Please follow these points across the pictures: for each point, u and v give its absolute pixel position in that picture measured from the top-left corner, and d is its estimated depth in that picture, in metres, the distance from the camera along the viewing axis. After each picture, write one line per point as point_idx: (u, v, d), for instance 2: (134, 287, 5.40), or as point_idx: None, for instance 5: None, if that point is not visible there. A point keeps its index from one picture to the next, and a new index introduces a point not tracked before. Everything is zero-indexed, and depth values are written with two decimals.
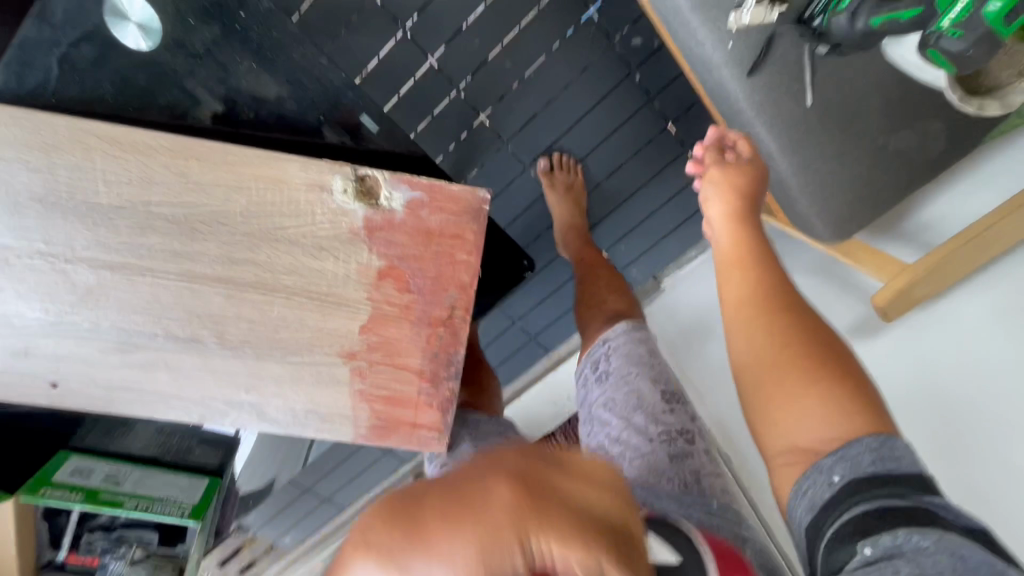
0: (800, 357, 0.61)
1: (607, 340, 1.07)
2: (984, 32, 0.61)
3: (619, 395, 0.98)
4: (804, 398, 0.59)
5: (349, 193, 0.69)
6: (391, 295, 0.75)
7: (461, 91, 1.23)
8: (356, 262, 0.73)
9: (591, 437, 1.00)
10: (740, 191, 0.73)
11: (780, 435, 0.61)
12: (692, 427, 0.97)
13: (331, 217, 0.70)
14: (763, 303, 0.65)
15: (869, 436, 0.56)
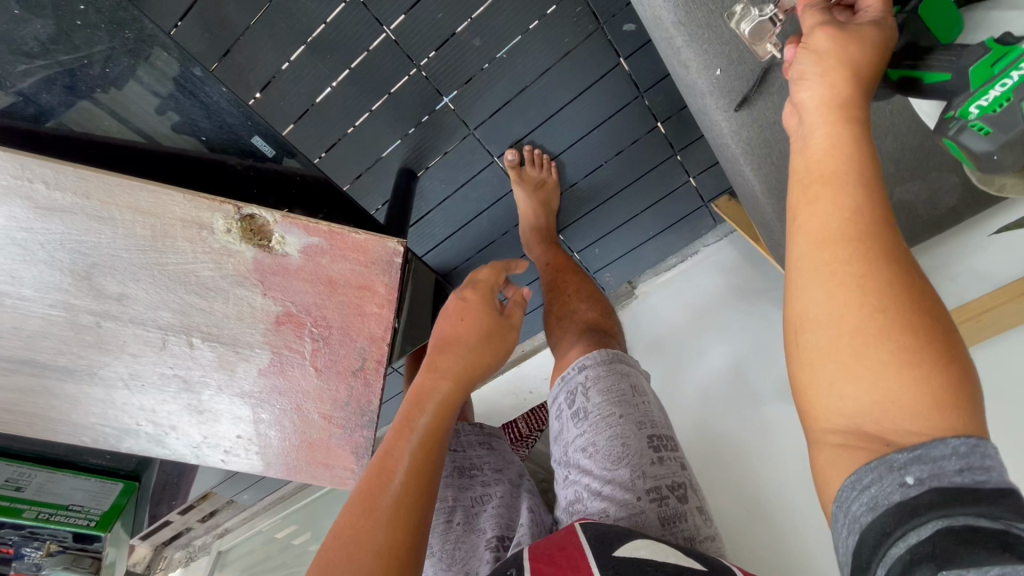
0: (892, 325, 0.35)
1: (582, 367, 0.81)
2: (1021, 131, 0.49)
3: (598, 437, 0.74)
4: (874, 361, 0.35)
5: (233, 234, 0.59)
6: (291, 340, 0.68)
7: (422, 69, 1.08)
8: (249, 305, 0.65)
9: (564, 488, 0.78)
10: (854, 64, 0.46)
11: (826, 411, 0.37)
12: (685, 482, 0.73)
13: (214, 258, 0.61)
14: (851, 229, 0.38)
15: (958, 437, 0.33)
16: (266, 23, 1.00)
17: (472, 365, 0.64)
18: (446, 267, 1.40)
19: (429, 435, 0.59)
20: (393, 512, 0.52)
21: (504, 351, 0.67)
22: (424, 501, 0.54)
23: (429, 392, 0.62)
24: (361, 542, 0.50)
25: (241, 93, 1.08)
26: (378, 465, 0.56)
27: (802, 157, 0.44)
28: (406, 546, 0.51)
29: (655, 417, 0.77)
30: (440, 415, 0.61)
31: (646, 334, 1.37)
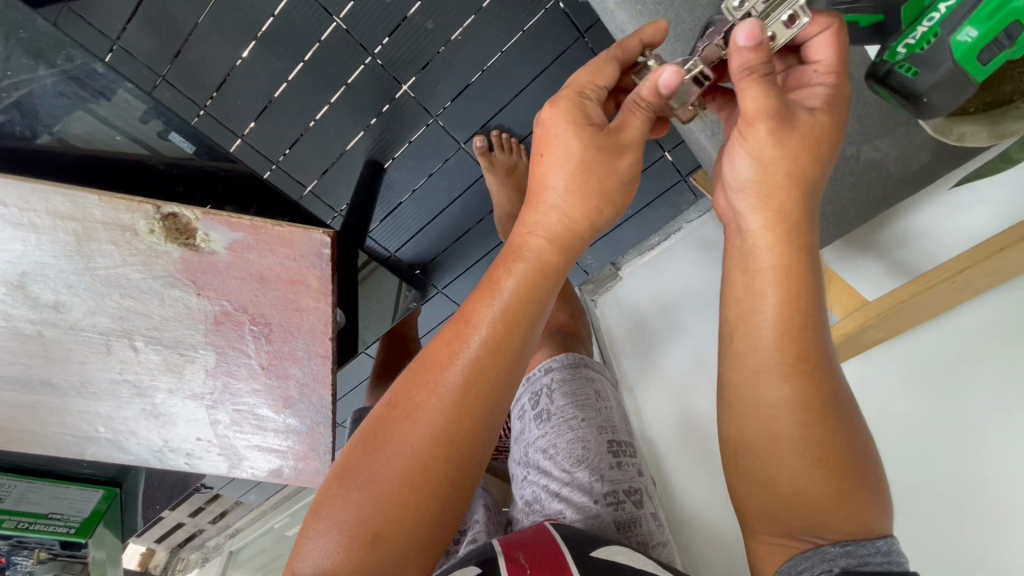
0: (816, 444, 0.46)
1: (548, 368, 0.89)
2: (951, 68, 0.47)
3: (559, 439, 0.79)
4: (806, 476, 0.46)
5: (156, 233, 0.58)
6: (233, 339, 0.67)
7: (377, 57, 1.05)
8: (184, 306, 0.64)
9: (524, 488, 0.81)
10: (812, 168, 0.47)
11: (768, 515, 0.48)
12: (642, 486, 0.76)
13: (141, 260, 0.60)
14: (799, 379, 0.46)
15: (881, 540, 0.45)
16: (214, 20, 0.99)
17: (549, 241, 0.48)
18: (423, 259, 1.38)
19: (486, 345, 0.44)
20: (437, 424, 0.43)
21: (624, 189, 0.50)
22: (479, 416, 0.43)
23: (483, 312, 0.45)
24: (398, 477, 0.42)
25: (196, 95, 1.07)
26: (426, 356, 0.46)
27: (749, 266, 0.48)
28: (442, 463, 0.42)
29: (616, 426, 0.82)
30: (504, 320, 0.45)
31: (626, 316, 1.34)
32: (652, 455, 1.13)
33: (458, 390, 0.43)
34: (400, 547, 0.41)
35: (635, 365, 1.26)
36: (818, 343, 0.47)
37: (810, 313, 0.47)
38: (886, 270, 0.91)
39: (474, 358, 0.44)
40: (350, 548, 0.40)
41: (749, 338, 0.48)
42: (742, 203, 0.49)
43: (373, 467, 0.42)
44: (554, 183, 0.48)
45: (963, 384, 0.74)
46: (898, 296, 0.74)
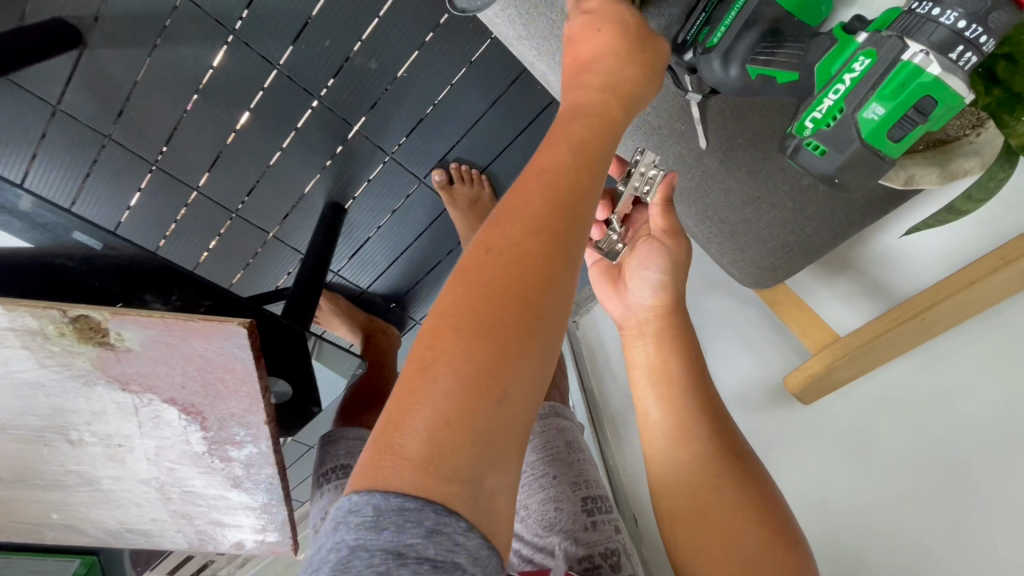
0: (730, 500, 0.52)
1: None
2: (857, 148, 0.44)
3: (531, 500, 0.75)
4: (742, 535, 0.51)
5: (67, 336, 0.56)
6: (167, 428, 0.65)
7: (323, 100, 1.03)
8: (111, 402, 0.62)
9: (504, 553, 0.76)
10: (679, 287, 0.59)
11: (705, 574, 0.52)
12: (620, 548, 0.69)
13: (60, 361, 0.58)
14: (701, 433, 0.55)
15: None
16: (153, 77, 0.97)
17: (615, 110, 0.44)
18: (397, 293, 1.36)
19: (568, 193, 0.38)
20: (519, 275, 0.34)
21: (648, 72, 0.47)
22: (562, 287, 0.36)
23: (542, 164, 0.40)
24: (499, 334, 0.33)
25: (146, 153, 1.06)
26: (500, 220, 0.38)
27: (649, 339, 0.59)
28: (542, 321, 0.34)
29: (590, 478, 0.75)
30: (588, 178, 0.40)
31: (607, 339, 1.30)
32: (631, 489, 1.09)
33: (546, 238, 0.36)
34: (510, 424, 0.32)
35: (617, 393, 1.22)
36: (716, 411, 0.56)
37: (702, 383, 0.57)
38: (863, 294, 0.85)
39: (549, 212, 0.37)
40: (439, 457, 0.30)
41: (666, 409, 0.56)
42: (643, 305, 0.60)
43: (476, 326, 0.33)
44: (598, 56, 0.46)
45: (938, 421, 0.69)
46: (866, 334, 0.70)
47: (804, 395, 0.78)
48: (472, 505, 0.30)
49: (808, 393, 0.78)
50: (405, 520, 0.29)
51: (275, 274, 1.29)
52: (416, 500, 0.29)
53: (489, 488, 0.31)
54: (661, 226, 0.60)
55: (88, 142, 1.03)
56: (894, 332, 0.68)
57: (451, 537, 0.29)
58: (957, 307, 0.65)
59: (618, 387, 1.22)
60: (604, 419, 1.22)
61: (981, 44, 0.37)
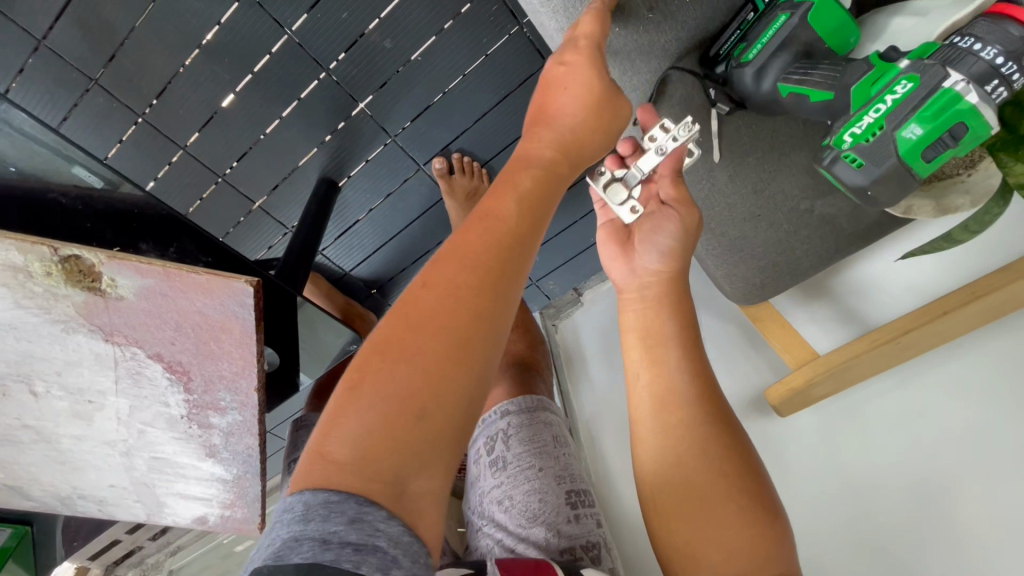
0: (715, 474, 0.51)
1: (504, 412, 0.80)
2: (893, 165, 0.47)
3: (515, 490, 0.72)
4: (718, 500, 0.50)
5: (54, 276, 0.54)
6: (145, 390, 0.61)
7: (333, 73, 1.01)
8: (90, 354, 0.58)
9: (480, 539, 0.74)
10: (680, 261, 0.60)
11: (678, 539, 0.51)
12: (600, 542, 0.71)
13: (40, 305, 0.55)
14: (686, 399, 0.54)
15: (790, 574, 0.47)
16: (153, 25, 0.92)
17: (561, 152, 0.48)
18: (379, 279, 1.34)
19: (508, 235, 0.40)
20: (451, 304, 0.37)
21: (613, 122, 0.51)
22: (499, 317, 0.38)
23: (497, 200, 0.42)
24: (426, 351, 0.35)
25: (134, 104, 1.01)
26: (448, 244, 0.40)
27: (644, 305, 0.59)
28: (477, 343, 0.36)
29: (573, 471, 0.76)
30: (532, 215, 0.43)
31: (585, 345, 1.33)
32: (600, 492, 1.11)
33: (478, 268, 0.38)
34: (429, 444, 0.33)
35: (592, 398, 1.24)
36: (706, 376, 0.56)
37: (693, 350, 0.57)
38: (839, 319, 0.90)
39: (497, 241, 0.40)
40: (365, 462, 0.32)
41: (655, 369, 0.56)
42: (656, 263, 0.60)
43: (401, 349, 0.35)
44: (561, 101, 0.50)
45: (903, 441, 0.74)
46: (845, 353, 0.75)
47: (782, 409, 0.82)
48: (395, 504, 0.32)
49: (787, 404, 0.82)
50: (330, 512, 0.31)
51: (254, 247, 1.25)
52: (341, 495, 0.31)
53: (412, 493, 0.33)
54: (671, 194, 0.61)
55: (73, 83, 0.97)
56: (871, 351, 0.73)
57: (371, 525, 0.31)
58: (930, 335, 0.70)
59: (594, 392, 1.24)
60: (577, 422, 1.24)
61: (1012, 81, 0.42)
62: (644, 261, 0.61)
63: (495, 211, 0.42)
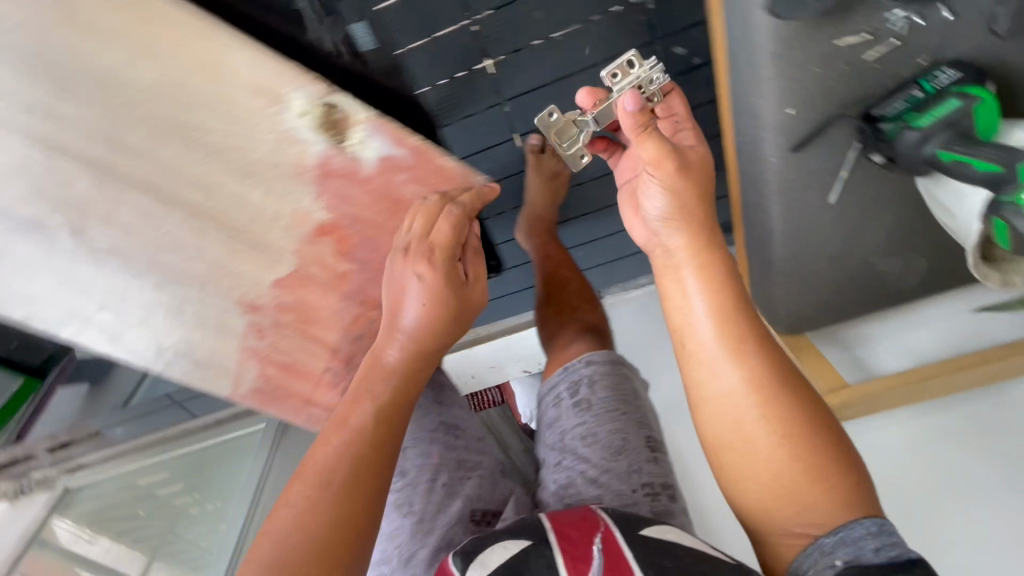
0: (799, 432, 0.66)
1: (589, 363, 1.04)
2: None
3: (598, 428, 0.95)
4: (771, 454, 0.66)
5: (311, 121, 0.71)
6: (331, 249, 0.88)
7: (475, 22, 0.99)
8: (297, 208, 0.80)
9: (553, 472, 0.99)
10: (701, 209, 0.73)
11: (738, 484, 0.68)
12: (664, 477, 0.94)
13: (279, 142, 0.72)
14: (749, 369, 0.68)
15: (869, 521, 0.61)
16: None
17: (402, 360, 0.75)
18: None
19: (380, 427, 0.69)
20: (353, 434, 0.67)
21: (451, 328, 0.77)
22: (382, 464, 0.67)
23: (367, 386, 0.73)
24: (309, 525, 0.60)
25: None
26: (337, 419, 0.70)
27: (716, 291, 0.71)
28: (361, 492, 0.64)
29: (647, 420, 0.99)
30: (405, 371, 0.74)
31: None
32: None
33: (368, 459, 0.66)
34: (307, 557, 0.58)
35: None
36: (761, 346, 0.69)
37: (732, 337, 0.69)
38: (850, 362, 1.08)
39: (370, 415, 0.70)
40: (284, 562, 0.57)
41: (700, 363, 0.71)
42: (658, 225, 0.75)
43: (304, 497, 0.62)
44: (407, 316, 0.76)
45: None
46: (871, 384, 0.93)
47: None
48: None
49: None
50: None
51: None
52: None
53: None
54: (649, 150, 0.72)
55: None
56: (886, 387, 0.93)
57: None
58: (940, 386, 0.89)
59: None
60: None
61: None
62: (664, 234, 0.75)
63: (363, 398, 0.71)
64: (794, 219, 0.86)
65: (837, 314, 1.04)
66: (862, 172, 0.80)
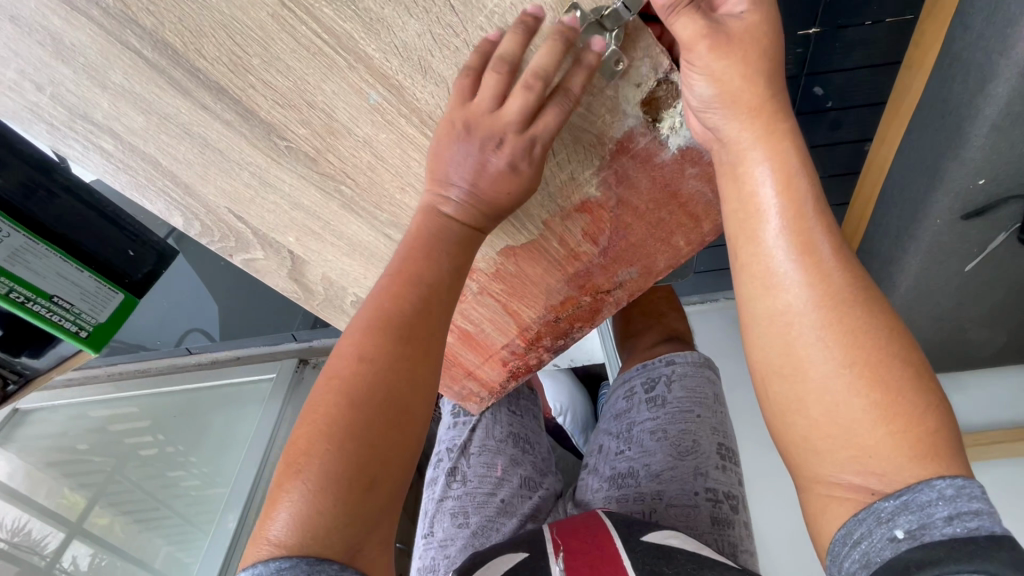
0: (878, 377, 0.41)
1: (671, 363, 0.80)
2: None
3: (670, 428, 0.76)
4: (846, 398, 0.41)
5: (641, 95, 0.50)
6: (573, 234, 0.60)
7: None
8: (568, 176, 0.55)
9: (608, 463, 0.79)
10: (780, 107, 0.46)
11: (814, 450, 0.42)
12: (739, 496, 0.73)
13: (591, 108, 0.51)
14: (851, 317, 0.42)
15: (943, 481, 0.38)
16: None
17: (452, 240, 0.51)
18: None
19: (423, 315, 0.49)
20: (380, 312, 0.48)
21: (501, 194, 0.49)
22: (425, 373, 0.48)
23: (417, 278, 0.49)
24: (329, 446, 0.43)
25: None
26: (363, 328, 0.48)
27: (791, 183, 0.45)
28: (407, 401, 0.46)
29: (727, 431, 0.77)
30: (464, 247, 0.51)
31: None
32: None
33: (389, 345, 0.47)
34: (338, 486, 0.41)
35: None
36: (840, 249, 0.44)
37: (803, 222, 0.44)
38: None
39: (404, 312, 0.48)
40: (317, 498, 0.41)
41: (753, 244, 0.46)
42: (706, 94, 0.47)
43: (325, 426, 0.44)
44: (450, 176, 0.49)
45: None
46: None
47: None
48: (348, 568, 0.39)
49: None
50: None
51: None
52: (293, 560, 0.38)
53: (367, 549, 0.42)
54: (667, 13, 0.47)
55: None
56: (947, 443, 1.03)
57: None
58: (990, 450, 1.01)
59: None
60: None
61: None
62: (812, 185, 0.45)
63: (407, 287, 0.49)
64: (924, 278, 0.93)
65: None
66: (1010, 251, 0.86)
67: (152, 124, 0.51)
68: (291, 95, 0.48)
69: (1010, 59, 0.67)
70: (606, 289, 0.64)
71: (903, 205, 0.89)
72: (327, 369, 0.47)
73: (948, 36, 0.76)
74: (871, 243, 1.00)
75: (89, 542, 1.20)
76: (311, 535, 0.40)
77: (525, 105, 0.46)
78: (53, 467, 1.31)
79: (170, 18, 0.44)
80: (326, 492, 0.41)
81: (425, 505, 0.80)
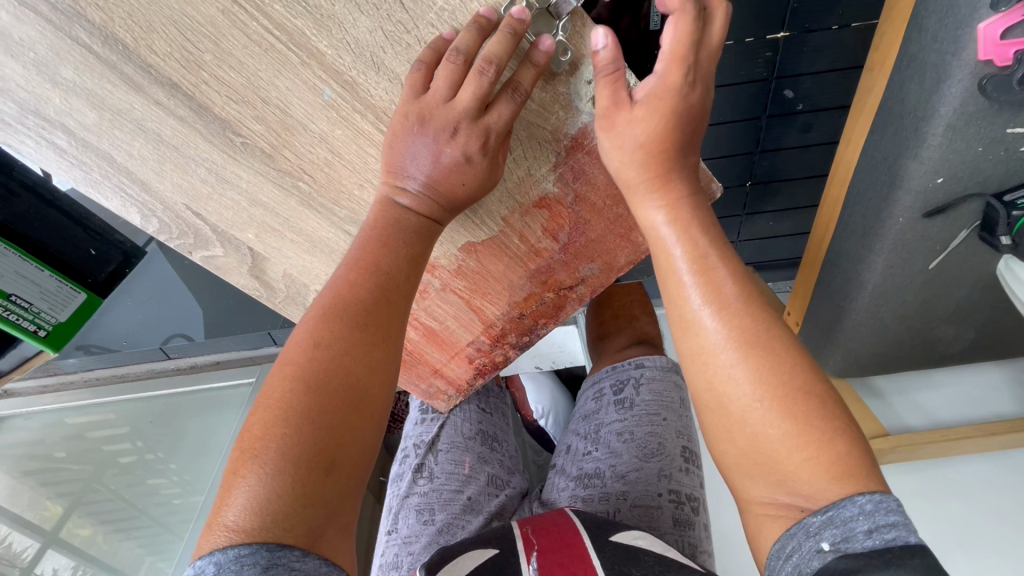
0: (792, 403, 0.43)
1: (641, 366, 0.82)
2: None
3: (637, 430, 0.76)
4: (764, 428, 0.43)
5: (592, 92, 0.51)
6: (534, 229, 0.60)
7: None
8: (525, 171, 0.56)
9: (576, 462, 0.79)
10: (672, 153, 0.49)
11: (746, 474, 0.44)
12: (700, 498, 0.74)
13: (544, 105, 0.52)
14: (756, 356, 0.44)
15: (862, 496, 0.40)
16: None
17: (412, 224, 0.51)
18: None
19: (383, 299, 0.49)
20: (341, 299, 0.48)
21: (465, 178, 0.49)
22: (382, 361, 0.48)
23: (376, 265, 0.49)
24: (288, 427, 0.43)
25: None
26: (320, 315, 0.48)
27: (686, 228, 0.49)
28: (366, 387, 0.46)
29: (692, 435, 0.79)
30: (425, 233, 0.52)
31: None
32: None
33: (345, 332, 0.47)
34: (298, 465, 0.42)
35: None
36: (744, 287, 0.47)
37: (705, 269, 0.47)
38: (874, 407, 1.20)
39: (361, 299, 0.48)
40: (280, 476, 0.41)
41: (672, 286, 0.48)
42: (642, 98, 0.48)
43: (282, 410, 0.43)
44: (407, 166, 0.50)
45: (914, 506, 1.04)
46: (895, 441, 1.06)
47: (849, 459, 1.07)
48: (309, 553, 0.40)
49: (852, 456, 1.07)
50: (241, 564, 0.37)
51: None
52: (254, 546, 0.38)
53: (330, 532, 0.42)
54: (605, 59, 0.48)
55: None
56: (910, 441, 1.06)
57: (286, 566, 0.38)
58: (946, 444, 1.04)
59: None
60: None
61: None
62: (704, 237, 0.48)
63: (367, 274, 0.49)
64: (891, 276, 0.94)
65: (885, 364, 1.13)
66: (971, 248, 0.88)
67: (107, 120, 0.51)
68: (245, 91, 0.49)
69: (962, 61, 0.68)
70: (569, 284, 0.65)
71: (868, 204, 0.91)
72: (283, 357, 0.47)
73: (906, 39, 0.78)
74: (837, 243, 1.01)
75: (66, 552, 1.22)
76: (273, 514, 0.40)
77: (478, 90, 0.46)
78: (29, 476, 1.33)
79: (120, 14, 0.44)
80: (283, 474, 0.41)
81: (389, 502, 0.79)
